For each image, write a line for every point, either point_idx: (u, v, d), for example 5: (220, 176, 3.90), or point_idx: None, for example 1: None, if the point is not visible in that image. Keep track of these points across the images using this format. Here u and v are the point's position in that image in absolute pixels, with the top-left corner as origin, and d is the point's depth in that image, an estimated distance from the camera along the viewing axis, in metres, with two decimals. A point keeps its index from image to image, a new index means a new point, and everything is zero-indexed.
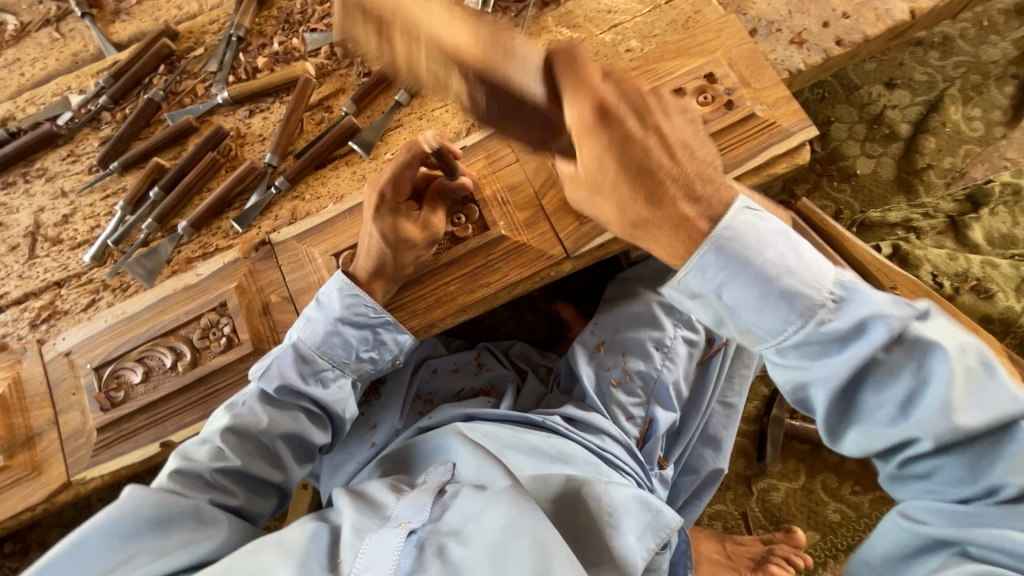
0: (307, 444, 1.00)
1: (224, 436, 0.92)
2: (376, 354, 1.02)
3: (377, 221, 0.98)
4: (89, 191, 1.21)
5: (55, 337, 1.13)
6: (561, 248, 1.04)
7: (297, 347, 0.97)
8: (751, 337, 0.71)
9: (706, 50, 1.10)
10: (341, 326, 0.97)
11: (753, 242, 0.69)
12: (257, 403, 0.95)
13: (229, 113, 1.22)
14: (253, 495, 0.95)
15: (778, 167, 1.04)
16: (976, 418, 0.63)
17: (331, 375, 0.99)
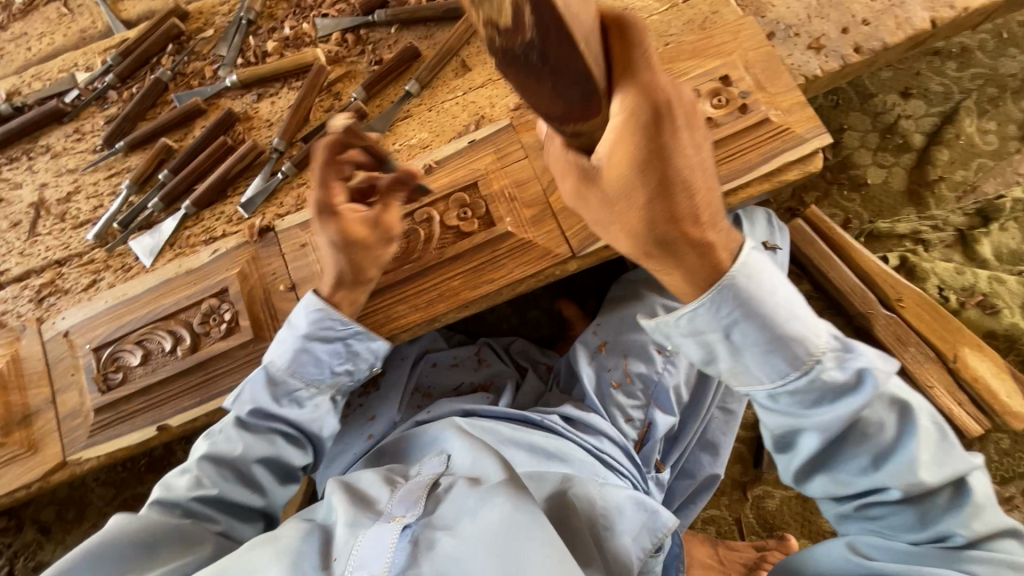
0: (285, 466, 0.99)
1: (202, 464, 0.94)
2: (349, 367, 1.01)
3: (323, 231, 0.94)
4: (94, 169, 1.20)
5: (55, 316, 1.12)
6: (566, 247, 1.03)
7: (267, 370, 0.97)
8: (754, 379, 0.70)
9: (723, 52, 1.09)
10: (308, 343, 0.95)
11: (768, 284, 0.67)
12: (233, 429, 0.96)
13: (237, 97, 1.20)
14: (235, 521, 0.96)
15: (789, 174, 1.03)
16: (937, 475, 0.68)
17: (306, 395, 0.98)
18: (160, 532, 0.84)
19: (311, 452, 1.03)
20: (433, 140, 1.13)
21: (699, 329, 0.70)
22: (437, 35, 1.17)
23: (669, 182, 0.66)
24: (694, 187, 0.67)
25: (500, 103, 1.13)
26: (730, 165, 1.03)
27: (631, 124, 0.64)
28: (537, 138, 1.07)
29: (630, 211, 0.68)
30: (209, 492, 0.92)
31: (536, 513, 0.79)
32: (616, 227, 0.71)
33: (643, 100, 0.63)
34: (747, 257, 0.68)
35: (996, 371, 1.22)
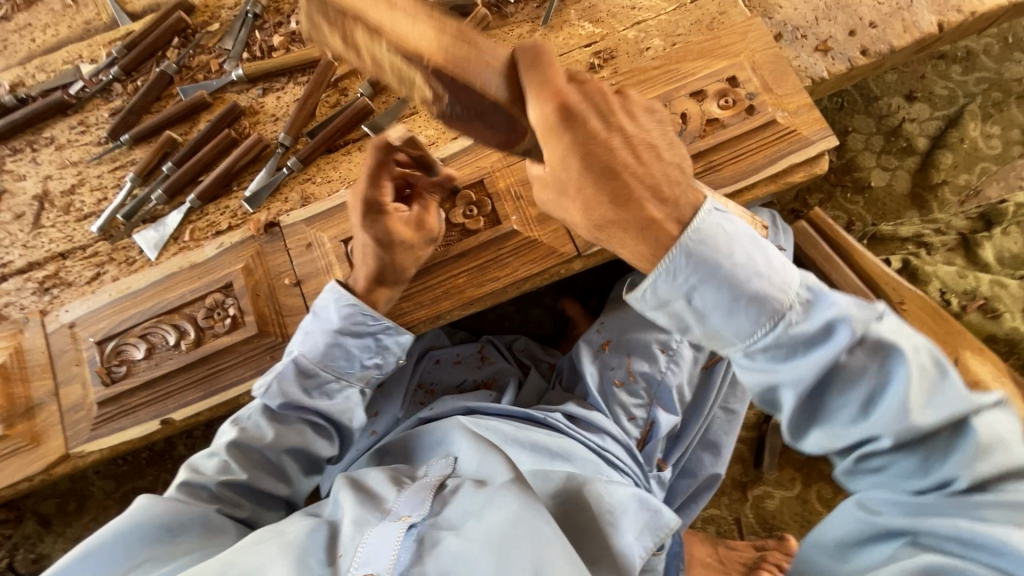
0: (312, 456, 0.99)
1: (230, 450, 0.92)
2: (378, 361, 1.00)
3: (367, 227, 0.96)
4: (99, 162, 1.20)
5: (58, 309, 1.12)
6: (572, 246, 1.03)
7: (297, 362, 0.95)
8: (723, 341, 0.68)
9: (730, 53, 1.09)
10: (341, 337, 0.95)
11: (725, 242, 0.66)
12: (261, 417, 0.94)
13: (243, 91, 1.20)
14: (259, 508, 0.96)
15: (795, 176, 1.03)
16: (931, 417, 0.61)
17: (336, 387, 0.98)
18: (183, 516, 0.84)
19: (337, 443, 1.03)
20: (439, 137, 1.13)
21: (660, 296, 0.69)
22: None
23: (606, 168, 0.71)
24: (628, 170, 0.72)
25: None
26: (737, 167, 1.03)
27: (550, 123, 0.71)
28: None
29: (578, 198, 0.73)
30: (234, 479, 0.92)
31: (541, 512, 0.79)
32: (574, 206, 0.76)
33: (551, 102, 0.71)
34: (705, 220, 0.68)
35: (996, 375, 1.21)
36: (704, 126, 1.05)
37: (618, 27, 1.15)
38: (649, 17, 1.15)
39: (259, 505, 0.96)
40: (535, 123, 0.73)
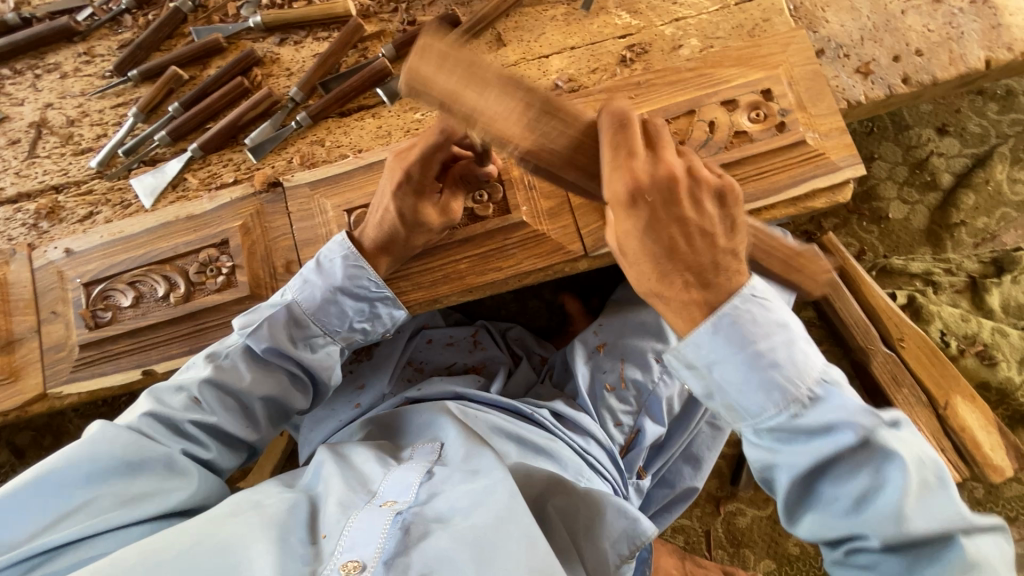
0: (286, 406, 0.97)
1: (202, 387, 0.89)
2: (369, 326, 0.99)
3: (397, 198, 0.92)
4: (101, 96, 1.15)
5: (47, 245, 1.08)
6: (580, 245, 1.01)
7: (290, 310, 0.93)
8: (735, 415, 0.73)
9: (768, 64, 1.03)
10: (338, 296, 0.94)
11: (756, 327, 0.71)
12: (242, 359, 0.92)
13: (260, 39, 1.15)
14: (224, 451, 0.93)
15: (816, 201, 1.00)
16: (928, 527, 0.65)
17: (321, 341, 0.96)
18: (148, 453, 0.81)
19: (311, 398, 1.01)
20: None
21: (688, 363, 0.75)
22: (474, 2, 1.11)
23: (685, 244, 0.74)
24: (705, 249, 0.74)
25: (532, 84, 1.09)
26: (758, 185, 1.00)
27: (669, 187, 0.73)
28: None
29: (648, 252, 0.75)
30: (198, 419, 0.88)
31: (526, 526, 0.76)
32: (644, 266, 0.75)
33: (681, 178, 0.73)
34: (743, 304, 0.72)
35: (982, 423, 1.23)
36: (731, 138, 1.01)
37: (656, 21, 1.09)
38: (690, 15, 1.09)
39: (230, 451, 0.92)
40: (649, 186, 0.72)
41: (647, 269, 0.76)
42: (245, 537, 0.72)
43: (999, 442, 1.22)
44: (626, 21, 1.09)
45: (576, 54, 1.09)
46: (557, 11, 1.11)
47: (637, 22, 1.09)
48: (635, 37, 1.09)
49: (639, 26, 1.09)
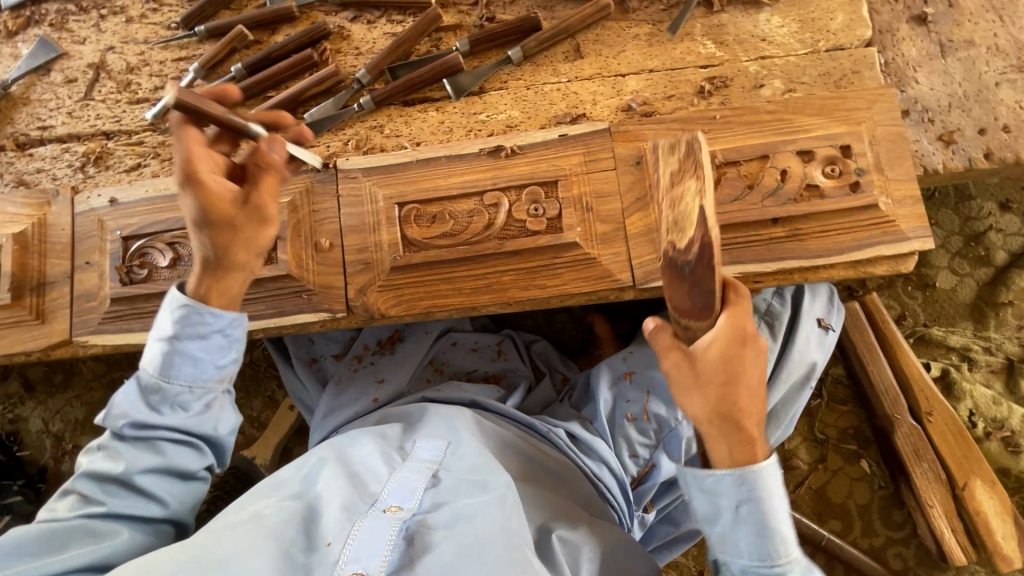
0: (174, 471, 0.81)
1: (79, 482, 0.78)
2: (237, 356, 0.84)
3: (438, 206, 1.01)
4: (164, 47, 1.12)
5: (91, 191, 1.06)
6: (629, 275, 0.99)
7: (140, 378, 0.80)
8: (722, 542, 0.85)
9: (851, 119, 1.00)
10: (179, 343, 0.78)
11: (774, 488, 0.81)
12: (114, 446, 0.79)
13: (333, 13, 1.11)
14: (138, 532, 0.79)
15: (877, 267, 0.97)
16: None
17: (190, 399, 0.81)
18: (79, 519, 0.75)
19: (214, 452, 0.86)
20: (522, 121, 1.06)
21: (717, 494, 0.82)
22: (558, 8, 1.08)
23: (733, 403, 0.79)
24: (748, 399, 0.80)
25: (604, 102, 1.05)
26: (821, 242, 0.97)
27: (726, 344, 0.80)
28: (633, 153, 1.01)
29: (701, 391, 0.80)
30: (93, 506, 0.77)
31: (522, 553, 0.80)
32: (696, 394, 0.81)
33: (735, 333, 0.80)
34: (773, 461, 0.82)
35: (1000, 512, 1.22)
36: (802, 190, 0.97)
37: (742, 56, 1.05)
38: (778, 54, 1.05)
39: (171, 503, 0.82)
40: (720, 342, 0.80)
41: (708, 405, 0.79)
42: (244, 550, 0.75)
43: (1013, 532, 1.21)
44: (710, 51, 1.06)
45: (654, 77, 1.05)
46: (641, 31, 1.07)
47: (722, 54, 1.05)
48: (717, 69, 1.05)
49: (723, 58, 1.05)
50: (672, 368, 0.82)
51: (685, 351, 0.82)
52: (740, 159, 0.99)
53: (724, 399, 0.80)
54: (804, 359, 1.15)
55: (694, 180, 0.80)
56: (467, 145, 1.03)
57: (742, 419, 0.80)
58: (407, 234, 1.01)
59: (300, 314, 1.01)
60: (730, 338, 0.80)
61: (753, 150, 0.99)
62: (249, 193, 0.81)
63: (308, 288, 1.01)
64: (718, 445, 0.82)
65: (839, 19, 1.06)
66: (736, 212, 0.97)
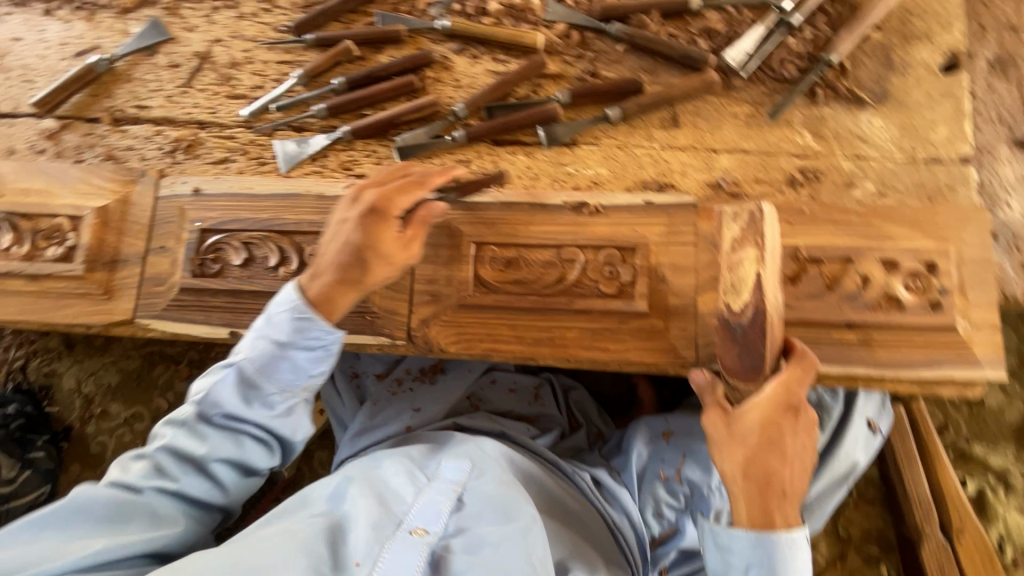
0: (248, 466, 0.96)
1: (159, 452, 0.91)
2: (325, 369, 0.95)
3: (513, 252, 1.01)
4: (271, 48, 1.14)
5: (177, 177, 1.08)
6: (693, 354, 0.97)
7: (239, 370, 0.91)
8: None
9: (942, 235, 0.98)
10: (285, 349, 0.91)
11: (794, 562, 0.84)
12: (197, 425, 0.92)
13: (439, 41, 1.13)
14: (190, 516, 0.93)
15: (946, 389, 0.95)
16: None
17: (276, 398, 0.93)
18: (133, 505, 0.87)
19: (279, 454, 1.00)
20: (609, 180, 1.06)
21: (729, 553, 0.87)
22: (661, 75, 1.09)
23: (766, 470, 0.83)
24: (782, 470, 0.83)
25: (693, 175, 1.05)
26: (893, 354, 0.95)
27: (774, 407, 0.83)
28: (715, 230, 1.00)
29: (735, 449, 0.84)
30: (166, 480, 0.91)
31: None
32: (728, 452, 0.85)
33: (784, 400, 0.83)
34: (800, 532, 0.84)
35: None
36: (881, 299, 0.96)
37: (837, 152, 1.05)
38: (874, 157, 1.05)
39: (227, 494, 0.97)
40: (765, 404, 0.83)
41: (739, 463, 0.84)
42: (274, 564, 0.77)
43: None
44: (806, 142, 1.05)
45: (746, 159, 1.05)
46: (740, 109, 1.07)
47: (817, 147, 1.05)
48: (811, 161, 1.05)
49: (819, 152, 1.05)
50: (711, 425, 0.87)
51: (729, 413, 0.86)
52: (823, 257, 0.98)
53: (758, 456, 0.83)
54: (848, 459, 1.13)
55: (758, 249, 0.80)
56: (551, 196, 1.03)
57: (771, 487, 0.83)
58: (480, 274, 1.01)
59: (359, 334, 1.01)
60: (777, 403, 0.83)
61: (837, 251, 0.98)
62: (377, 245, 0.91)
63: (373, 310, 1.01)
64: (744, 509, 0.85)
65: (941, 131, 1.05)
66: (812, 310, 0.96)
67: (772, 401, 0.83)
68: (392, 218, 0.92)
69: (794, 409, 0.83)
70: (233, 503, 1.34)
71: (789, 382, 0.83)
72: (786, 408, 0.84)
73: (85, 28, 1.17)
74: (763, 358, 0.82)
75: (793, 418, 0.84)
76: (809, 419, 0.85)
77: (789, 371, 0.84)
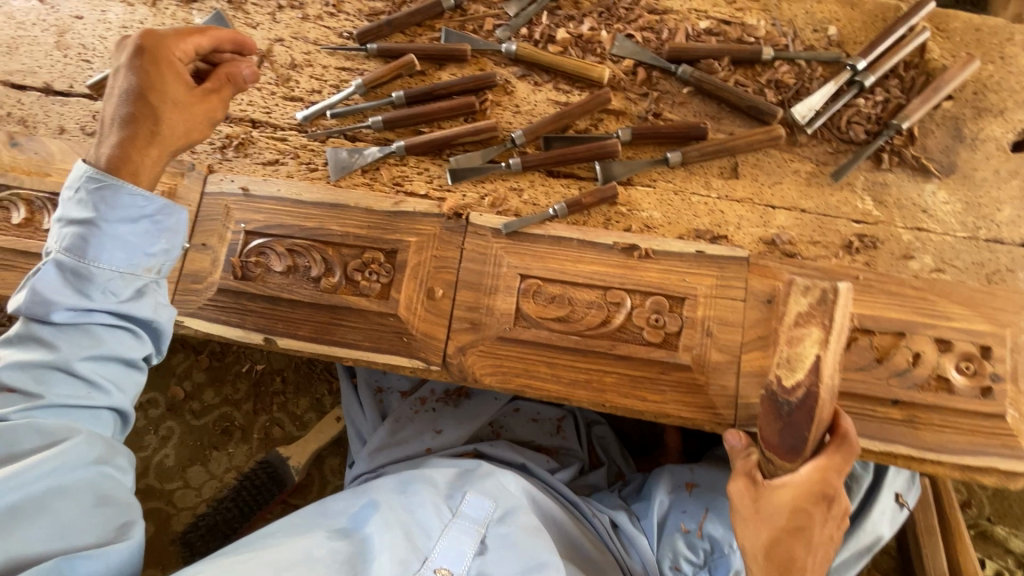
0: (114, 359, 0.83)
1: (5, 370, 0.78)
2: (166, 246, 0.86)
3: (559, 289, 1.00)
4: (332, 53, 1.13)
5: (226, 175, 1.07)
6: (732, 413, 0.95)
7: (61, 261, 0.80)
8: None
9: (999, 319, 0.96)
10: (101, 223, 0.80)
11: None
12: (33, 328, 0.80)
13: (503, 64, 1.11)
14: (85, 418, 0.82)
15: (987, 477, 0.92)
16: None
17: (116, 287, 0.82)
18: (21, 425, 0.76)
19: (151, 341, 0.88)
20: (662, 225, 1.04)
21: None
22: (725, 123, 1.07)
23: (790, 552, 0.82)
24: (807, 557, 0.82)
25: (748, 228, 1.03)
26: (936, 436, 0.93)
27: (807, 492, 0.80)
28: (766, 288, 0.98)
29: (760, 527, 0.83)
30: (28, 398, 0.78)
31: None
32: (752, 528, 0.84)
33: (819, 486, 0.80)
34: None
35: None
36: (930, 378, 0.94)
37: (898, 221, 1.03)
38: (934, 230, 1.02)
39: (113, 391, 0.84)
40: (798, 486, 0.80)
41: (762, 540, 0.83)
42: None
43: None
44: (866, 208, 1.03)
45: (803, 218, 1.03)
46: (801, 167, 1.05)
47: (878, 214, 1.03)
48: (870, 227, 1.03)
49: (878, 219, 1.03)
50: (735, 492, 0.86)
51: (758, 481, 0.84)
52: (875, 329, 0.96)
53: (781, 539, 0.82)
54: (873, 532, 1.10)
55: (823, 330, 0.75)
56: (602, 235, 1.01)
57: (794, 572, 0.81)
58: (523, 307, 0.99)
59: (393, 355, 0.99)
60: (810, 488, 0.80)
61: (890, 324, 0.96)
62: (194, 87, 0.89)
63: (409, 331, 1.00)
64: None
65: (1007, 211, 1.02)
66: (858, 382, 0.94)
67: (806, 486, 0.80)
68: (173, 62, 0.86)
69: (828, 497, 0.81)
70: (242, 503, 1.33)
71: (824, 469, 0.80)
72: (819, 495, 0.81)
73: (147, 13, 1.16)
74: (807, 442, 0.78)
75: (826, 505, 0.81)
76: (840, 507, 0.83)
77: (827, 457, 0.81)
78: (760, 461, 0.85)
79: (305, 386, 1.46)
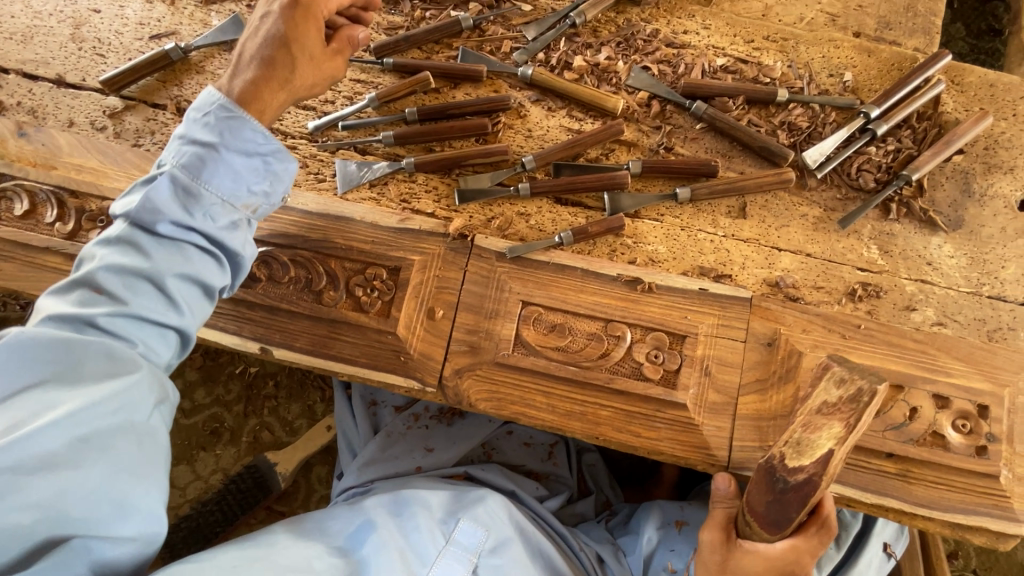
0: (197, 282, 0.80)
1: (98, 274, 0.75)
2: (268, 188, 0.84)
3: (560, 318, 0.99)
4: (348, 64, 1.12)
5: None
6: (726, 455, 0.94)
7: (174, 177, 0.79)
8: None
9: (997, 378, 0.95)
10: (220, 151, 0.80)
11: None
12: (128, 240, 0.77)
13: (518, 88, 1.11)
14: (154, 341, 0.77)
15: (977, 537, 0.92)
16: None
17: (218, 209, 0.80)
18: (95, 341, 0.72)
19: (230, 273, 0.85)
20: (666, 260, 1.03)
21: None
22: (736, 161, 1.07)
23: None
24: None
25: (752, 269, 1.03)
26: (929, 492, 0.92)
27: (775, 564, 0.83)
28: (767, 331, 0.97)
29: None
30: (114, 303, 0.74)
31: None
32: None
33: (789, 560, 0.83)
34: None
35: None
36: (926, 434, 0.93)
37: (902, 272, 1.03)
38: (938, 283, 1.02)
39: (186, 313, 0.79)
40: (768, 556, 0.83)
41: None
42: None
43: None
44: (871, 256, 1.03)
45: (808, 262, 1.03)
46: (809, 211, 1.05)
47: (882, 263, 1.03)
48: (874, 276, 1.02)
49: (883, 268, 1.03)
50: (707, 542, 0.88)
51: (731, 539, 0.87)
52: None
53: None
54: None
55: (843, 427, 0.72)
56: (606, 267, 1.01)
57: None
58: (522, 334, 0.98)
59: (390, 374, 0.98)
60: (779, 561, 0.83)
61: (889, 375, 0.95)
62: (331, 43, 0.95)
63: (406, 351, 0.99)
64: None
65: (1011, 269, 1.03)
66: None
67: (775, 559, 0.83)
68: (318, 19, 0.91)
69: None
70: (225, 508, 1.33)
71: (795, 547, 0.83)
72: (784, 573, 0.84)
73: (166, 11, 1.16)
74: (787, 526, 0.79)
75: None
76: None
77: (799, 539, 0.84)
78: (737, 517, 0.87)
79: (297, 392, 1.45)
